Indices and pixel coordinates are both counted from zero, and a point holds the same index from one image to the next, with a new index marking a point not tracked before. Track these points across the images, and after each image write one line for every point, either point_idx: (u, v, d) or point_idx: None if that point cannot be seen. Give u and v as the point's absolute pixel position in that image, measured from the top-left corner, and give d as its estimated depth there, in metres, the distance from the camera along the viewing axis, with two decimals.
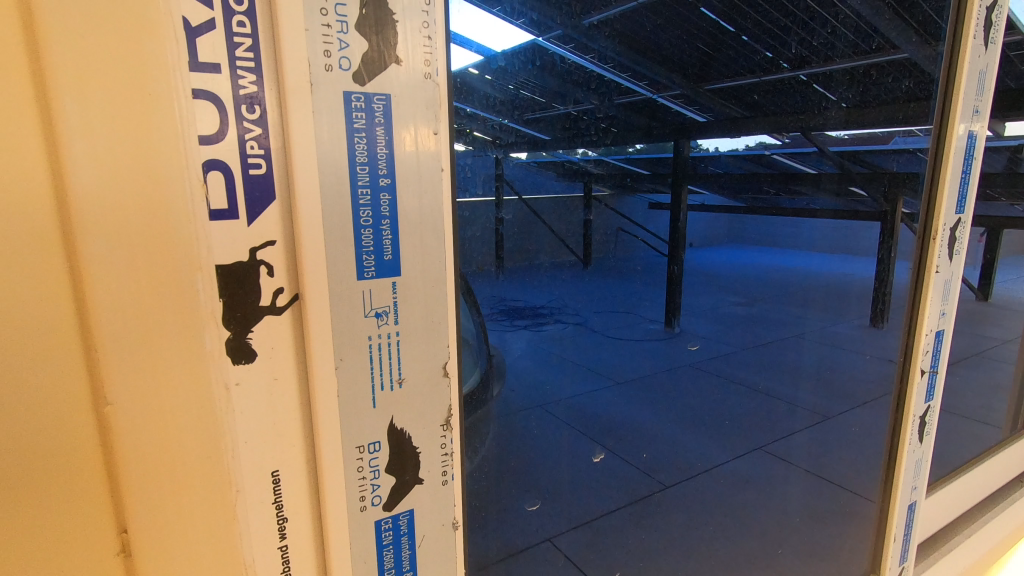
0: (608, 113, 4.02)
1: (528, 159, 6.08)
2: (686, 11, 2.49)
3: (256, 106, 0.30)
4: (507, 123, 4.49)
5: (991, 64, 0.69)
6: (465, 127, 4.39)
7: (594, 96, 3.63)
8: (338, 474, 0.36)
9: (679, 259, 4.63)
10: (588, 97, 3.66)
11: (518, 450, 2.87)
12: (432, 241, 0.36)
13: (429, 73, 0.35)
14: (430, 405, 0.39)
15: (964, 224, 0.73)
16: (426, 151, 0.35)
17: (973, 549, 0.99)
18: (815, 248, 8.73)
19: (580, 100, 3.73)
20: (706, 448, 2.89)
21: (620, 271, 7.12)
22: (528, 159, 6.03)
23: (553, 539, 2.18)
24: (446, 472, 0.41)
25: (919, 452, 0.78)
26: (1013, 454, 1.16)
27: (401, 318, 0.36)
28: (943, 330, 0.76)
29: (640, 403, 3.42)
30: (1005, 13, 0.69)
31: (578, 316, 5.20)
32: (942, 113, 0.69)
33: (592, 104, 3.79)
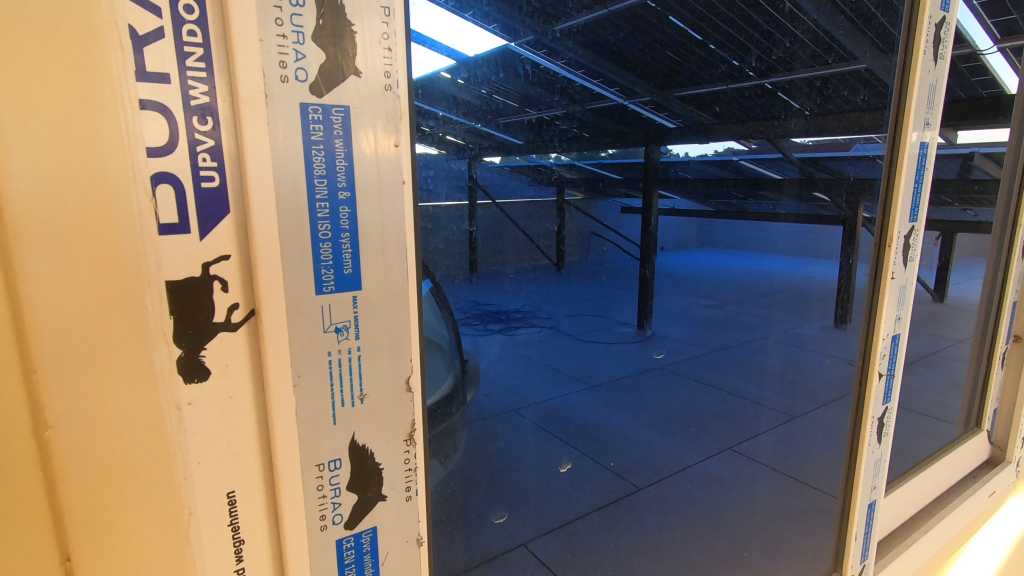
0: (580, 119, 4.05)
1: (501, 164, 6.08)
2: (654, 19, 2.54)
3: (208, 118, 0.29)
4: (480, 128, 4.48)
5: (941, 78, 0.72)
6: (438, 132, 4.37)
7: (566, 101, 3.67)
8: (297, 493, 0.35)
9: (650, 263, 4.70)
10: (561, 102, 3.69)
11: (492, 455, 2.87)
12: (393, 254, 0.36)
13: (389, 84, 0.34)
14: (393, 420, 0.38)
15: (917, 231, 0.76)
16: (386, 162, 0.35)
17: (931, 545, 1.02)
18: (781, 251, 8.97)
19: (553, 105, 3.75)
20: (678, 450, 2.93)
21: (592, 275, 7.20)
22: (500, 164, 6.03)
23: (527, 544, 2.19)
24: (410, 487, 0.41)
25: (877, 452, 0.81)
26: (967, 452, 1.21)
27: (361, 333, 0.35)
28: (899, 334, 0.78)
29: (613, 406, 3.45)
30: (953, 30, 0.72)
31: (552, 320, 5.23)
32: (897, 124, 0.71)
33: (564, 110, 3.82)
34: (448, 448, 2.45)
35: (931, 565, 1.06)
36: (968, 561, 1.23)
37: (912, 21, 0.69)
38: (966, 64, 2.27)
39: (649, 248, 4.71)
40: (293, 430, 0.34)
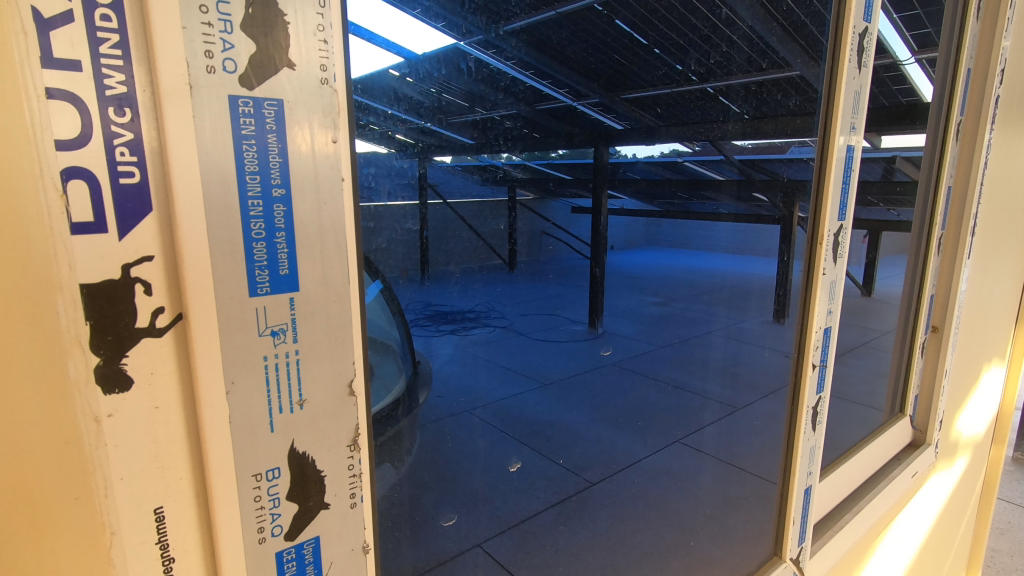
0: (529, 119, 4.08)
1: (452, 163, 6.04)
2: (601, 22, 2.59)
3: (126, 109, 0.27)
4: (430, 127, 4.45)
5: (865, 85, 0.76)
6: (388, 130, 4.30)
7: (516, 100, 3.69)
8: (232, 506, 0.33)
9: (600, 262, 4.79)
10: (510, 102, 3.70)
11: (446, 456, 2.85)
12: (333, 254, 0.35)
13: (325, 78, 0.33)
14: (336, 426, 0.37)
15: (845, 230, 0.80)
16: (324, 158, 0.33)
17: (862, 525, 1.09)
18: (724, 250, 9.34)
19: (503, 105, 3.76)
20: (629, 445, 3.00)
21: (544, 275, 7.27)
22: (451, 164, 5.99)
23: (482, 545, 2.19)
24: (355, 494, 0.40)
25: (812, 439, 0.85)
26: (892, 436, 1.29)
27: (300, 336, 0.34)
28: (831, 327, 0.83)
29: (566, 404, 3.50)
30: (875, 40, 0.76)
31: (504, 320, 5.25)
32: (826, 128, 0.75)
33: (513, 110, 3.84)
34: (399, 452, 2.41)
35: (861, 544, 1.13)
36: (894, 538, 1.31)
37: (839, 31, 0.73)
38: (888, 73, 2.43)
39: (598, 248, 4.80)
40: (227, 440, 0.32)
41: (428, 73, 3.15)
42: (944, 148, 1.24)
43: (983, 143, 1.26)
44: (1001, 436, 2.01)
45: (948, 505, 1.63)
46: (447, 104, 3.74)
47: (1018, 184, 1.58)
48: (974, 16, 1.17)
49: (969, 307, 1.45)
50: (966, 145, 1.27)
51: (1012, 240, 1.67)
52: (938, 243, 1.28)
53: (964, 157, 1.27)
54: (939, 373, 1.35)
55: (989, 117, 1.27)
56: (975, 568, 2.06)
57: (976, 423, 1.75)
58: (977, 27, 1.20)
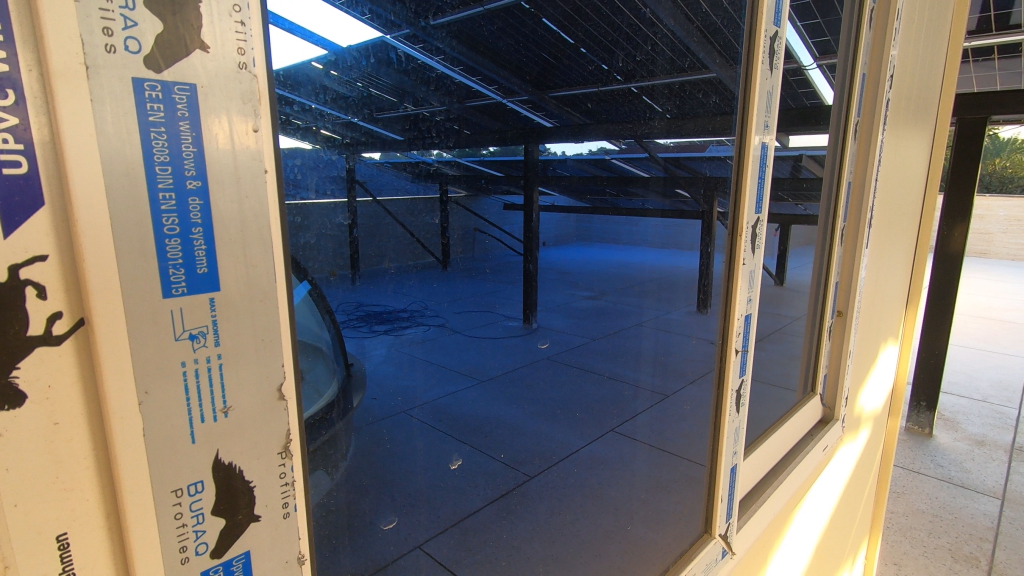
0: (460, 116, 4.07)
1: (381, 159, 5.90)
2: (528, 20, 2.63)
3: (9, 90, 0.24)
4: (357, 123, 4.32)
5: (776, 86, 0.81)
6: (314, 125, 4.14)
7: (445, 97, 3.66)
8: (149, 525, 0.31)
9: (533, 258, 4.85)
10: (440, 98, 3.67)
11: (383, 459, 2.79)
12: (257, 251, 0.33)
13: (243, 63, 0.31)
14: (264, 433, 0.35)
15: (762, 222, 0.85)
16: (244, 149, 0.31)
17: (781, 498, 1.16)
18: (650, 244, 9.71)
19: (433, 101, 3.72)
20: (566, 437, 3.06)
21: (478, 272, 7.27)
22: (380, 160, 5.85)
23: (423, 546, 2.16)
24: (288, 503, 0.37)
25: (737, 421, 0.89)
26: (806, 414, 1.39)
27: (222, 339, 0.32)
28: (751, 314, 0.88)
29: (504, 400, 3.51)
30: (785, 44, 0.81)
31: (439, 318, 5.19)
32: (742, 126, 0.79)
33: (444, 106, 3.80)
34: (333, 457, 2.34)
35: (781, 516, 1.21)
36: (809, 509, 1.42)
37: (752, 34, 0.77)
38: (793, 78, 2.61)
39: (531, 243, 4.85)
40: (141, 455, 0.30)
41: (353, 66, 3.04)
42: (844, 147, 1.34)
43: (877, 142, 1.38)
44: (897, 409, 2.22)
45: (853, 475, 1.78)
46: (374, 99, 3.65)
47: (906, 180, 1.75)
48: (867, 26, 1.28)
49: (868, 292, 1.59)
50: (863, 144, 1.38)
51: (902, 231, 1.84)
52: (841, 234, 1.39)
53: (861, 155, 1.38)
54: (845, 354, 1.47)
55: (881, 118, 1.39)
56: (878, 530, 2.26)
57: (875, 398, 1.92)
58: (870, 35, 1.31)
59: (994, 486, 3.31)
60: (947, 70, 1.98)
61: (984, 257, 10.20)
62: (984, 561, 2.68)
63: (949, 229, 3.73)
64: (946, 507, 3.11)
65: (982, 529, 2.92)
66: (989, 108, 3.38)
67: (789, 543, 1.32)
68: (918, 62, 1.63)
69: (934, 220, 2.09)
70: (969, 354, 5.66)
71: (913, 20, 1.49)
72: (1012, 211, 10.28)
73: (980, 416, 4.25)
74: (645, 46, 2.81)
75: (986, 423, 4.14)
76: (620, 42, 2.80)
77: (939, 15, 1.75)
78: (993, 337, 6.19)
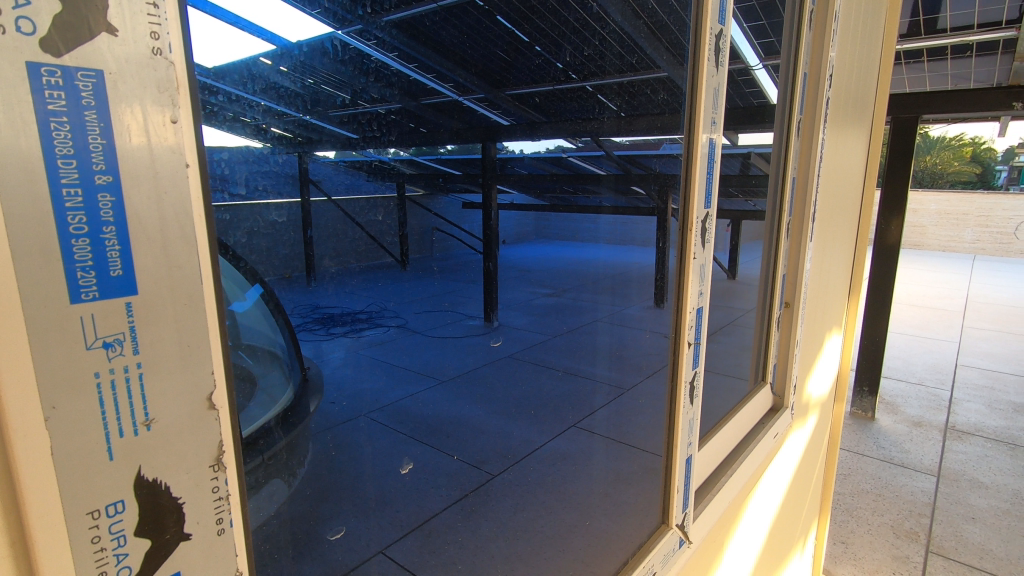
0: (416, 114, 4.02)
1: (336, 158, 5.78)
2: (483, 17, 2.62)
3: None
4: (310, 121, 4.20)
5: (722, 83, 0.83)
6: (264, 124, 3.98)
7: (398, 95, 3.61)
8: (61, 551, 0.28)
9: (493, 256, 4.85)
10: (393, 96, 3.61)
11: (342, 464, 2.72)
12: (180, 250, 0.31)
13: (157, 49, 0.29)
14: (193, 445, 0.33)
15: (712, 216, 0.87)
16: (161, 142, 0.29)
17: (734, 487, 1.20)
18: (608, 241, 9.87)
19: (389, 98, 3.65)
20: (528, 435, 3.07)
21: (438, 271, 7.21)
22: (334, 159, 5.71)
23: (385, 551, 2.13)
24: (222, 518, 0.35)
25: (691, 412, 0.91)
26: (756, 404, 1.43)
27: (141, 346, 0.30)
28: (702, 307, 0.89)
29: (466, 400, 3.50)
30: (729, 43, 0.83)
31: (399, 318, 5.13)
32: (691, 123, 0.81)
33: (399, 103, 3.74)
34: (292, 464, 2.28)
35: (735, 505, 1.24)
36: (761, 496, 1.47)
37: (698, 32, 0.78)
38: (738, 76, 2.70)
39: (490, 242, 4.85)
40: (51, 476, 0.27)
41: (305, 64, 2.96)
42: (788, 143, 1.39)
43: (818, 139, 1.43)
44: (841, 395, 2.33)
45: (802, 459, 1.85)
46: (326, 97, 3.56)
47: (846, 175, 1.83)
48: (807, 26, 1.32)
49: (812, 283, 1.65)
50: (806, 141, 1.43)
51: (843, 224, 1.92)
52: (787, 228, 1.44)
53: (804, 151, 1.43)
54: (792, 344, 1.52)
55: (822, 116, 1.44)
56: (826, 511, 2.36)
57: (821, 385, 2.00)
58: (810, 36, 1.35)
59: (930, 463, 3.52)
60: (881, 71, 2.08)
61: (917, 249, 10.83)
62: (922, 534, 2.85)
63: (886, 223, 3.94)
64: (888, 485, 3.28)
65: (920, 505, 3.10)
66: (921, 108, 3.58)
67: (743, 529, 1.36)
68: (854, 62, 1.70)
69: (872, 214, 2.19)
70: (906, 340, 6.00)
71: (849, 22, 1.56)
72: (942, 205, 10.95)
73: (917, 399, 4.51)
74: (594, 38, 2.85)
75: (922, 405, 4.40)
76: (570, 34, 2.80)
77: (873, 18, 1.84)
78: (927, 323, 6.58)
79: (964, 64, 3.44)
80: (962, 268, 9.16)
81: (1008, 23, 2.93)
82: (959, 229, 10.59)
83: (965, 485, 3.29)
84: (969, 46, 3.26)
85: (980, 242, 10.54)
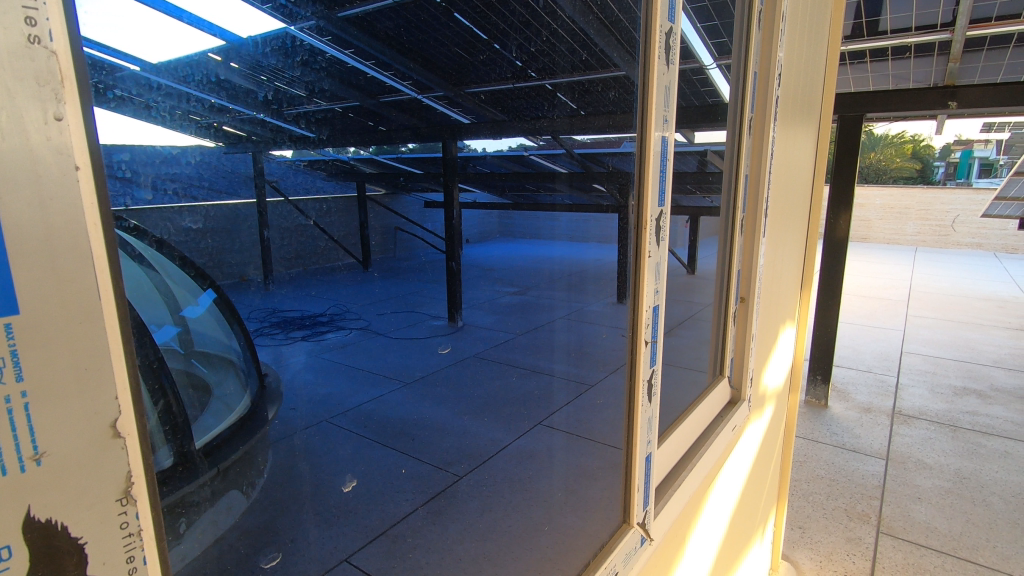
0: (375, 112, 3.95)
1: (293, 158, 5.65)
2: (439, 14, 2.59)
3: None
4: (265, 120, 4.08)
5: (672, 81, 0.83)
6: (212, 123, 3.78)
7: (355, 93, 3.53)
8: None
9: (456, 256, 4.82)
10: (351, 94, 3.53)
11: (304, 471, 2.65)
12: (68, 266, 0.28)
13: (34, 39, 0.26)
14: (94, 478, 0.31)
15: (665, 215, 0.86)
16: (40, 143, 0.26)
17: (694, 481, 1.21)
18: (571, 238, 9.94)
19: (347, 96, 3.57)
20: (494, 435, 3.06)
21: (401, 271, 7.12)
22: (291, 158, 5.59)
23: (349, 559, 2.09)
24: (132, 558, 0.33)
25: (649, 410, 0.91)
26: (715, 398, 1.45)
27: (20, 373, 0.26)
28: (658, 305, 0.89)
29: (431, 401, 3.46)
30: (679, 40, 0.83)
31: (361, 320, 5.03)
32: (641, 122, 0.81)
33: (356, 100, 3.66)
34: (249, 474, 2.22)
35: (695, 499, 1.26)
36: (721, 487, 1.49)
37: (648, 28, 0.78)
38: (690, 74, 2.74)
39: (453, 242, 4.81)
40: None
41: (258, 62, 2.86)
42: (740, 140, 1.41)
43: (769, 135, 1.46)
44: (796, 385, 2.40)
45: (760, 449, 1.90)
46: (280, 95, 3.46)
47: (796, 172, 1.88)
48: (756, 25, 1.35)
49: (766, 278, 1.69)
50: (758, 138, 1.46)
51: (794, 219, 1.97)
52: (741, 224, 1.46)
53: (756, 148, 1.46)
54: (749, 338, 1.55)
55: (772, 113, 1.47)
56: (784, 498, 2.43)
57: (777, 376, 2.06)
58: (759, 35, 1.38)
59: (880, 447, 3.68)
60: (827, 70, 2.14)
61: (864, 242, 11.33)
62: (873, 516, 2.97)
63: (834, 217, 4.09)
64: (841, 470, 3.42)
65: (871, 488, 3.23)
66: (863, 107, 3.77)
67: (704, 522, 1.39)
68: (802, 61, 1.75)
69: (822, 208, 2.26)
70: (855, 329, 6.26)
71: (796, 22, 1.60)
72: (886, 200, 11.46)
73: (866, 386, 4.71)
74: (539, 36, 2.81)
75: (871, 391, 4.60)
76: (511, 31, 2.77)
77: (819, 18, 1.89)
78: (874, 313, 6.88)
79: (904, 65, 3.59)
80: (905, 260, 9.63)
81: (942, 26, 3.08)
82: (902, 222, 11.13)
83: (911, 466, 3.46)
84: (908, 48, 3.40)
85: (921, 234, 11.10)
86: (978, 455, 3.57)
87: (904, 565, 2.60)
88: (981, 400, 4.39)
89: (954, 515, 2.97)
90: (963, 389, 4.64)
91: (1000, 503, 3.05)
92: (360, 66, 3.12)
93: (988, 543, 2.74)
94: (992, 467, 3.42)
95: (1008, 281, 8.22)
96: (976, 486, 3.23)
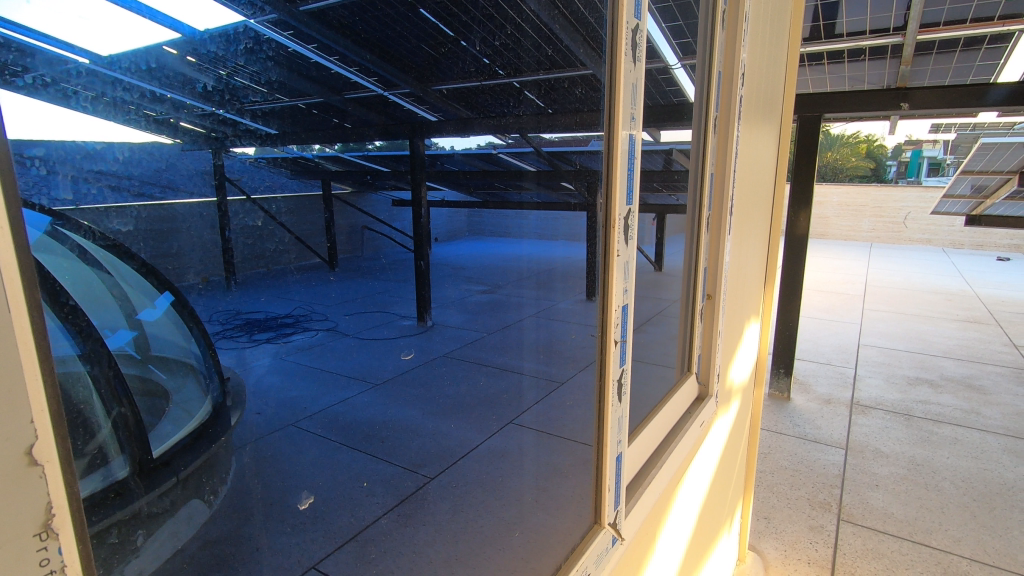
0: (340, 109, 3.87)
1: (254, 155, 5.44)
2: (404, 10, 2.56)
3: None
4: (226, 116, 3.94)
5: (639, 78, 0.82)
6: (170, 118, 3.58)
7: (319, 89, 3.45)
8: None
9: (424, 255, 4.77)
10: (315, 91, 3.45)
11: (269, 475, 2.58)
12: None
13: None
14: (12, 512, 0.28)
15: (634, 213, 0.86)
16: None
17: (663, 478, 1.22)
18: (540, 236, 9.97)
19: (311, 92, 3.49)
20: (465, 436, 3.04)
21: (368, 271, 7.02)
22: (253, 155, 5.38)
23: (318, 566, 2.04)
24: None
25: (620, 410, 0.91)
26: (684, 394, 1.47)
27: None
28: (627, 305, 0.89)
29: (400, 403, 3.41)
30: (646, 37, 0.82)
31: (328, 321, 4.93)
32: (609, 120, 0.80)
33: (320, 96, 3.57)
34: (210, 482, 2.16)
35: (665, 495, 1.27)
36: (690, 483, 1.51)
37: (615, 23, 0.77)
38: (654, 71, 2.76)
39: (421, 241, 4.75)
40: None
41: (220, 57, 2.75)
42: (706, 137, 1.42)
43: (733, 134, 1.48)
44: (761, 379, 2.45)
45: (727, 443, 1.93)
46: (240, 91, 3.34)
47: (759, 169, 1.91)
48: (720, 24, 1.36)
49: (732, 274, 1.71)
50: (722, 136, 1.47)
51: (758, 216, 2.01)
52: (707, 221, 1.48)
53: (721, 146, 1.47)
54: (716, 334, 1.57)
55: (736, 112, 1.49)
56: (750, 490, 2.48)
57: (742, 371, 2.09)
58: (723, 34, 1.39)
59: (839, 437, 3.80)
60: (787, 70, 2.19)
61: (822, 239, 11.72)
62: (834, 504, 3.07)
63: (795, 215, 4.20)
64: (803, 460, 3.51)
65: (831, 476, 3.34)
66: (821, 108, 3.89)
67: (674, 518, 1.40)
68: (763, 61, 1.78)
69: (784, 206, 2.31)
70: (814, 323, 6.46)
71: (758, 22, 1.62)
72: (842, 197, 11.86)
73: (826, 378, 4.87)
74: (504, 30, 2.78)
75: (831, 383, 4.75)
76: (475, 25, 2.74)
77: (779, 20, 1.93)
78: (832, 307, 7.12)
79: (859, 67, 3.71)
80: (860, 255, 10.00)
81: (894, 30, 3.20)
82: (857, 219, 11.55)
83: (868, 454, 3.59)
84: (863, 50, 3.50)
85: (875, 231, 11.54)
86: (930, 442, 3.72)
87: (863, 550, 2.69)
88: (932, 390, 4.59)
89: (909, 500, 3.09)
90: (915, 379, 4.84)
91: (950, 488, 3.19)
92: (325, 63, 3.05)
93: (941, 526, 2.86)
94: (943, 454, 3.58)
95: (955, 275, 8.62)
96: (929, 472, 3.37)
